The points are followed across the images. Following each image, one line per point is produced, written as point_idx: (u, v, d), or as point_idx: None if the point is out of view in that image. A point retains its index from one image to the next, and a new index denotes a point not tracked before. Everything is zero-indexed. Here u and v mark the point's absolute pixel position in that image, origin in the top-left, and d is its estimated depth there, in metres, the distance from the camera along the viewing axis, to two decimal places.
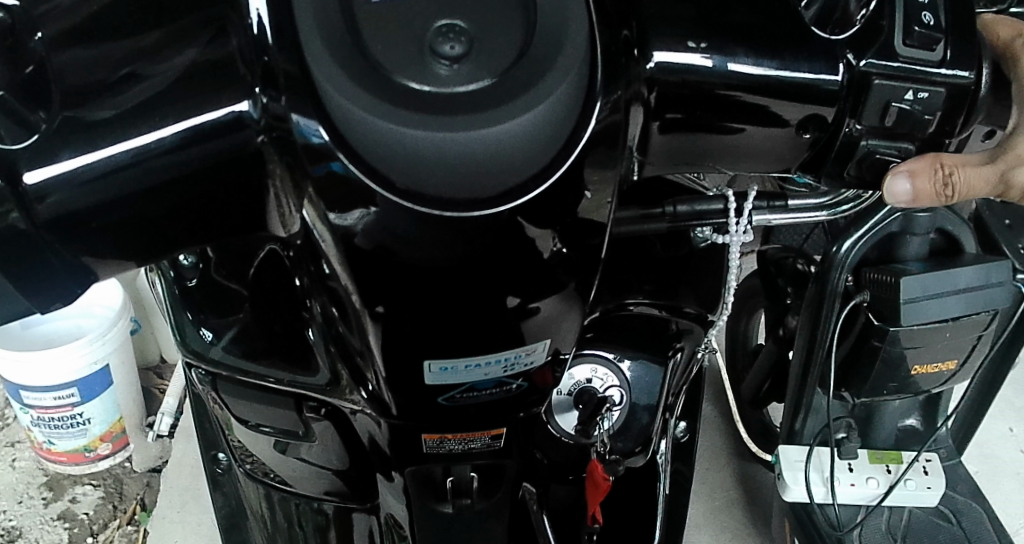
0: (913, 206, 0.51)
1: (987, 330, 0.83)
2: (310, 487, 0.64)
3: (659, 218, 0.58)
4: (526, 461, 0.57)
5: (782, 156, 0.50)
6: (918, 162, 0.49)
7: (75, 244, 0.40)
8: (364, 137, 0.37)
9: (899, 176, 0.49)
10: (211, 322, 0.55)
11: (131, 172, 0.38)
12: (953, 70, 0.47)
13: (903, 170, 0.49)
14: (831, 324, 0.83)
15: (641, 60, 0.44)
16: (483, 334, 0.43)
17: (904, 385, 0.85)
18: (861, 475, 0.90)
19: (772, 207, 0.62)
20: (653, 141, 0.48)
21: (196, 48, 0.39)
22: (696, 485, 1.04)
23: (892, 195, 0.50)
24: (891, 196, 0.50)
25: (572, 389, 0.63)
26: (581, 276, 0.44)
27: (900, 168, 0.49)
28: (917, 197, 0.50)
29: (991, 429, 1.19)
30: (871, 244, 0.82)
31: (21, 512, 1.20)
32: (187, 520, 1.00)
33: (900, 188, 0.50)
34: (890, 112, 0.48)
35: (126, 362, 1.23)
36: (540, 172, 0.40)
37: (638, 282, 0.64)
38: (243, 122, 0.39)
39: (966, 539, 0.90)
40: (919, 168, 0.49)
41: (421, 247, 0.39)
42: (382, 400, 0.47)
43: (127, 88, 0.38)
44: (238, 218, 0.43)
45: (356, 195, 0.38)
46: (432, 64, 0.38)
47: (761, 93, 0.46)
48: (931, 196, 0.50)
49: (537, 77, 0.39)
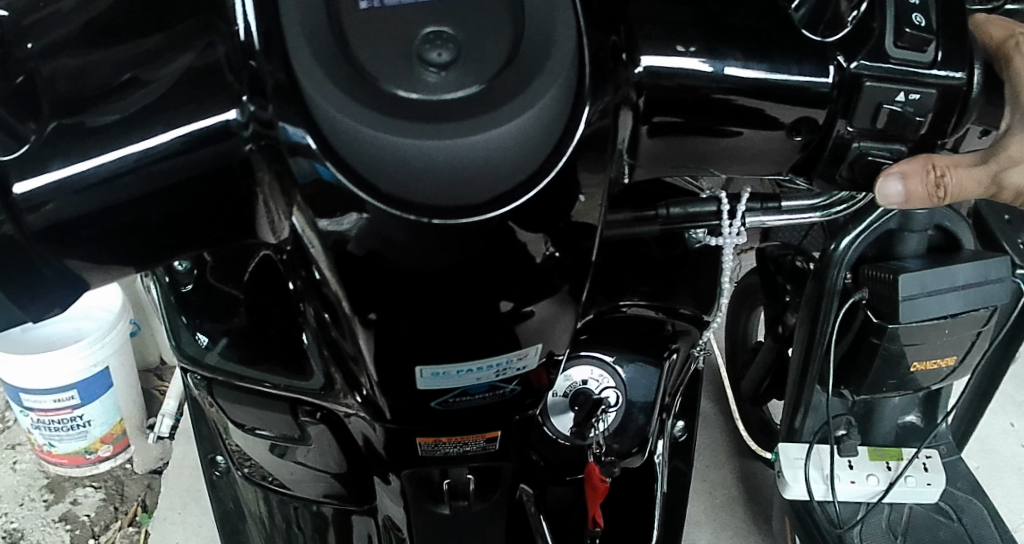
0: (905, 207, 0.51)
1: (986, 326, 0.83)
2: (309, 489, 0.64)
3: (652, 220, 0.59)
4: (522, 463, 0.57)
5: (774, 157, 0.50)
6: (911, 164, 0.50)
7: (67, 253, 0.40)
8: (353, 146, 0.37)
9: (891, 177, 0.50)
10: (205, 326, 0.55)
11: (120, 181, 0.38)
12: (945, 70, 0.47)
13: (895, 171, 0.50)
14: (831, 319, 0.83)
15: (629, 64, 0.44)
16: (476, 338, 0.43)
17: (904, 382, 0.84)
18: (862, 472, 0.90)
19: (765, 208, 0.62)
20: (642, 144, 0.48)
21: (185, 58, 0.39)
22: (696, 483, 1.04)
23: (884, 196, 0.51)
24: (884, 197, 0.51)
25: (567, 391, 0.63)
26: (574, 279, 0.44)
27: (892, 169, 0.50)
28: (909, 198, 0.50)
29: (993, 424, 1.19)
30: (869, 242, 0.82)
31: (23, 514, 1.20)
32: (188, 521, 1.00)
33: (892, 189, 0.50)
34: (881, 114, 0.48)
35: (126, 365, 1.23)
36: (530, 178, 0.40)
37: (634, 283, 0.64)
38: (230, 129, 0.39)
39: (967, 535, 0.90)
40: (912, 170, 0.50)
41: (412, 254, 0.39)
42: (376, 404, 0.47)
43: (117, 98, 0.39)
44: (229, 226, 0.43)
45: (345, 203, 0.38)
46: (420, 71, 0.38)
47: (752, 96, 0.46)
48: (923, 197, 0.50)
49: (525, 83, 0.39)
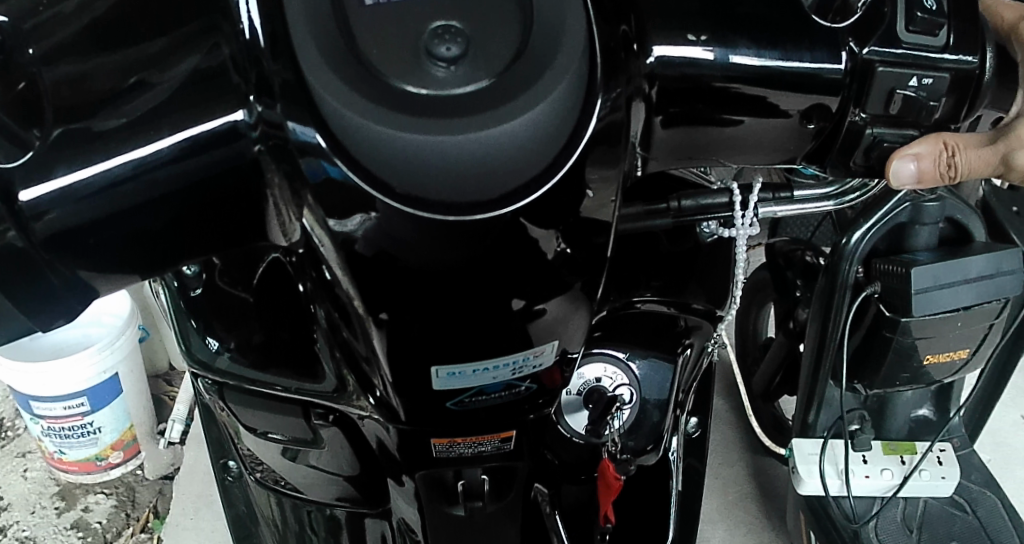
0: (916, 186, 0.51)
1: (999, 317, 0.83)
2: (323, 493, 0.64)
3: (663, 214, 0.57)
4: (537, 462, 0.56)
5: (784, 147, 0.50)
6: (925, 146, 0.49)
7: (74, 262, 0.39)
8: (360, 141, 0.37)
9: (907, 159, 0.49)
10: (216, 331, 0.55)
11: (129, 186, 0.38)
12: (957, 54, 0.46)
13: (910, 153, 0.49)
14: (843, 313, 0.82)
15: (641, 55, 0.43)
16: (488, 336, 0.42)
17: (917, 375, 0.84)
18: (876, 467, 0.89)
19: (777, 199, 0.60)
20: (656, 136, 0.47)
21: (189, 62, 0.38)
22: (709, 479, 1.03)
23: (896, 175, 0.50)
24: (896, 178, 0.50)
25: (582, 389, 0.63)
26: (586, 275, 0.43)
27: (909, 150, 0.49)
28: (919, 178, 0.50)
29: (1004, 418, 1.18)
30: (882, 234, 0.81)
31: (35, 522, 1.21)
32: (201, 526, 1.00)
33: (906, 170, 0.49)
34: (895, 100, 0.47)
35: (135, 371, 1.23)
36: (542, 172, 0.39)
37: (645, 278, 0.63)
38: (238, 130, 0.39)
39: (982, 528, 0.89)
40: (926, 152, 0.49)
41: (424, 251, 0.39)
42: (390, 405, 0.47)
43: (120, 104, 0.38)
44: (237, 229, 0.43)
45: (355, 201, 0.38)
46: (428, 66, 0.38)
47: (763, 85, 0.45)
48: (933, 177, 0.51)
49: (535, 77, 0.38)
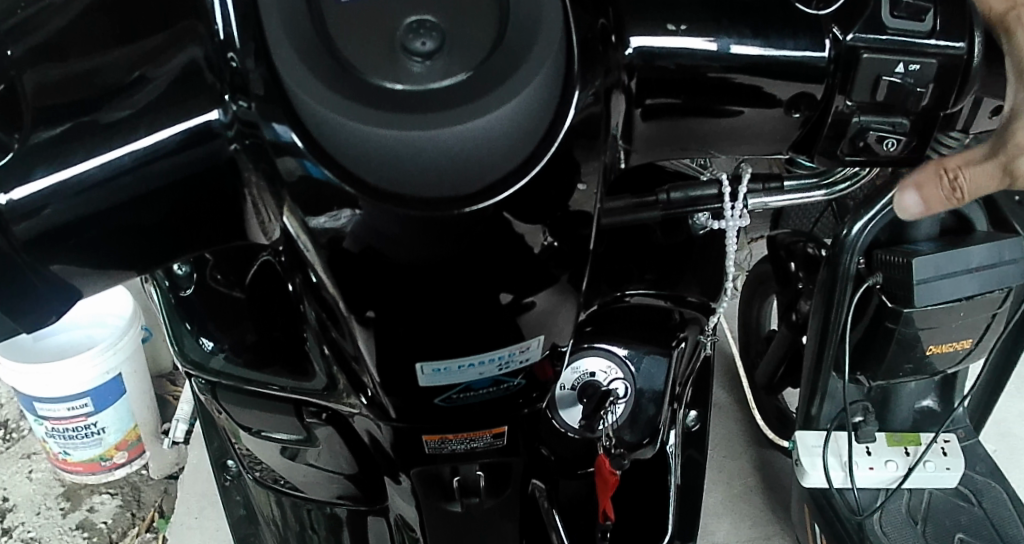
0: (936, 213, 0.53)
1: (1001, 308, 0.82)
2: (322, 492, 0.64)
3: (653, 206, 0.57)
4: (532, 457, 0.56)
5: (773, 137, 0.49)
6: (923, 174, 0.52)
7: (55, 261, 0.39)
8: (338, 140, 0.37)
9: (907, 189, 0.53)
10: (209, 330, 0.55)
11: (107, 187, 0.38)
12: (944, 40, 0.46)
13: (908, 183, 0.53)
14: (845, 306, 0.81)
15: (619, 46, 0.43)
16: (477, 330, 0.42)
17: (919, 366, 0.83)
18: (880, 458, 0.89)
19: (767, 189, 0.59)
20: (637, 128, 0.47)
21: (165, 63, 0.38)
22: (713, 473, 1.03)
23: (908, 207, 0.54)
24: (908, 208, 0.54)
25: (575, 384, 0.62)
26: (573, 268, 0.43)
27: (907, 181, 0.53)
28: (926, 205, 0.53)
29: (1009, 408, 1.17)
30: (883, 225, 0.80)
31: (40, 523, 1.21)
32: (206, 525, 1.01)
33: (909, 200, 0.53)
34: (881, 86, 0.46)
35: (139, 371, 1.23)
36: (521, 165, 0.39)
37: (639, 271, 0.62)
38: (213, 130, 0.38)
39: (987, 519, 0.89)
40: (922, 180, 0.52)
41: (407, 246, 0.39)
42: (380, 404, 0.47)
43: (96, 106, 0.38)
44: (219, 226, 0.43)
45: (335, 199, 0.38)
46: (405, 62, 0.38)
47: (752, 74, 0.45)
48: (942, 203, 0.52)
49: (510, 71, 0.38)
